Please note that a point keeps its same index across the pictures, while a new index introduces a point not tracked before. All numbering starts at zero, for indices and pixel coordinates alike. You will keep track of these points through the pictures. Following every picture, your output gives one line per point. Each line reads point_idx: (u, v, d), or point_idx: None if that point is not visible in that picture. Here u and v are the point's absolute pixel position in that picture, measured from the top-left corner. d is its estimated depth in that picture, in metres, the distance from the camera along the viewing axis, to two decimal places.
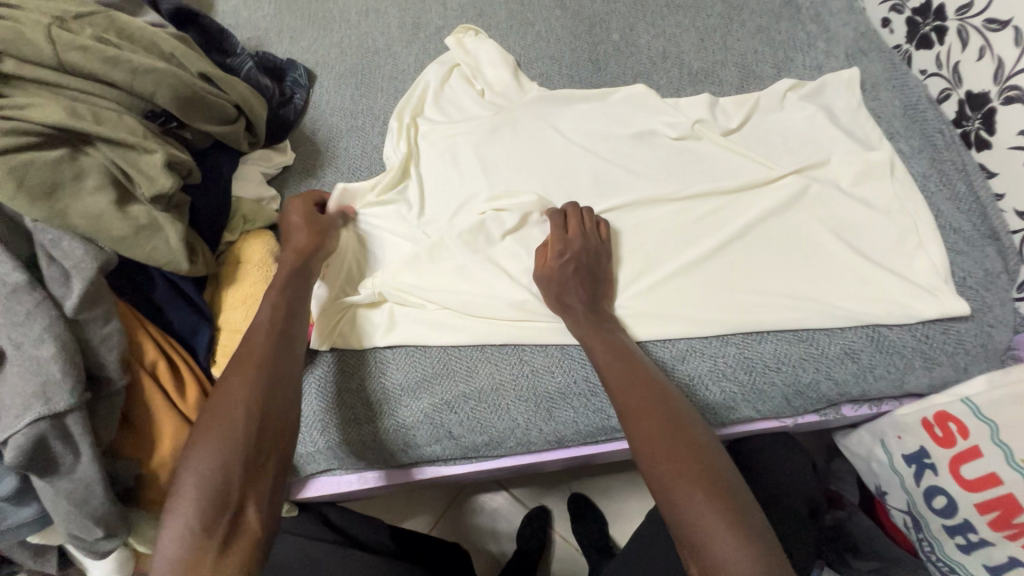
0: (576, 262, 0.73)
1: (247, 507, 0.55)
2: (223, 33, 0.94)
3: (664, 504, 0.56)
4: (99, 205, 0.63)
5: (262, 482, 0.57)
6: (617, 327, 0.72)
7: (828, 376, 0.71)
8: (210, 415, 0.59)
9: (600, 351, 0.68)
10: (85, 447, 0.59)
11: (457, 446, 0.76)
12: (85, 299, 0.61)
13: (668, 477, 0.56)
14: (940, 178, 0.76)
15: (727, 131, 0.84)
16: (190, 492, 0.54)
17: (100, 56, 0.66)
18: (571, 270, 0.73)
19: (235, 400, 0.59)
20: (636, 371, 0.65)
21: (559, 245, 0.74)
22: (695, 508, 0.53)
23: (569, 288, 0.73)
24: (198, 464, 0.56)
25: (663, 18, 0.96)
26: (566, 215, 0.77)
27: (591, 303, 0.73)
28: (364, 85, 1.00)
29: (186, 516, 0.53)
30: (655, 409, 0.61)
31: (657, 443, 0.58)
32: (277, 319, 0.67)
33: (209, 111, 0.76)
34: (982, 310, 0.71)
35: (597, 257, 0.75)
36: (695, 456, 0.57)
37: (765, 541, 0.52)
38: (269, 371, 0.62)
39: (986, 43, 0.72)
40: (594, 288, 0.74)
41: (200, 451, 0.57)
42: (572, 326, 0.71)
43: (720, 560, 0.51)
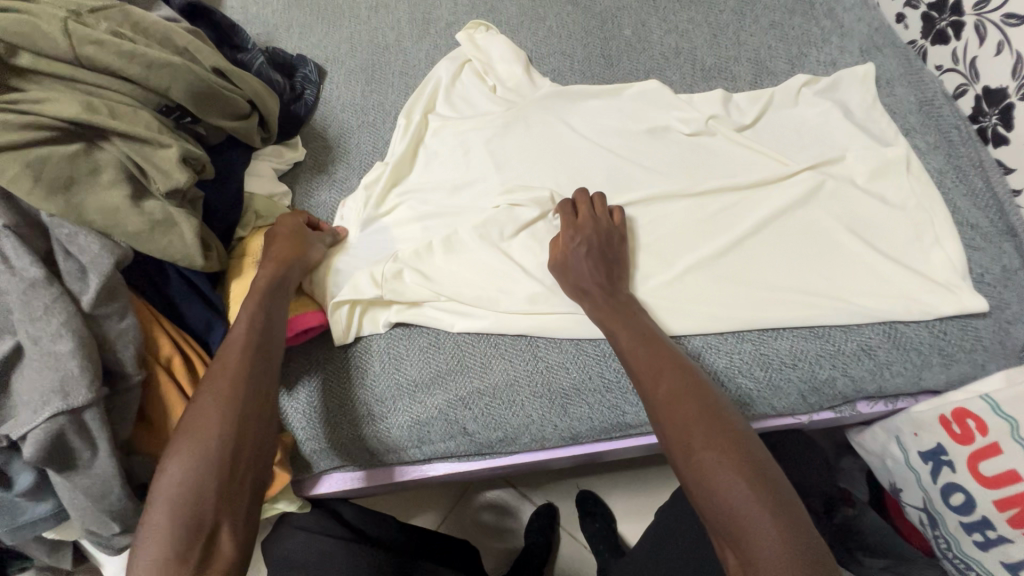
0: (592, 245, 0.73)
1: (219, 532, 0.55)
2: (234, 27, 0.93)
3: (701, 494, 0.55)
4: (114, 200, 0.63)
5: (233, 506, 0.56)
6: (637, 309, 0.72)
7: (845, 373, 0.71)
8: (181, 438, 0.58)
9: (623, 337, 0.67)
10: (103, 442, 0.59)
11: (471, 443, 0.76)
12: (101, 295, 0.61)
13: (706, 466, 0.55)
14: (956, 174, 0.76)
15: (741, 127, 0.84)
16: (163, 517, 0.54)
17: (116, 50, 0.65)
18: (586, 254, 0.72)
19: (211, 426, 0.58)
20: (666, 361, 0.64)
21: (570, 231, 0.74)
22: (734, 496, 0.53)
23: (584, 272, 0.72)
24: (171, 489, 0.55)
25: (675, 14, 0.96)
26: (578, 208, 0.77)
27: (609, 280, 0.72)
28: (374, 81, 1.00)
29: (158, 542, 0.53)
30: (687, 401, 0.60)
31: (692, 432, 0.58)
32: (254, 333, 0.66)
33: (223, 107, 0.75)
34: (1000, 307, 0.70)
35: (611, 240, 0.75)
36: (729, 443, 0.56)
37: (806, 528, 0.51)
38: (246, 390, 0.61)
39: (1004, 38, 0.71)
40: (612, 272, 0.73)
41: (171, 476, 0.56)
42: (591, 313, 0.71)
43: (763, 550, 0.50)
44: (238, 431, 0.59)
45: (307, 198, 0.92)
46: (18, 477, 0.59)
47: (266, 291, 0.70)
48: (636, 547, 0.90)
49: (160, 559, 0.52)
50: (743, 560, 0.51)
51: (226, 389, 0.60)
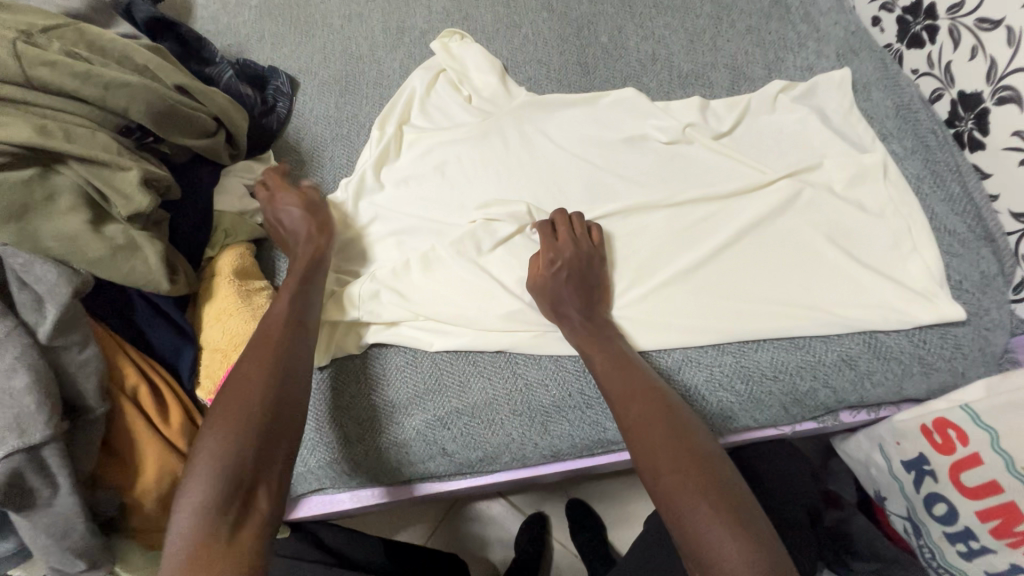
0: (572, 268, 0.72)
1: (259, 491, 0.55)
2: (201, 41, 0.91)
3: (669, 520, 0.55)
4: (73, 226, 0.61)
5: (271, 465, 0.57)
6: (614, 333, 0.71)
7: (825, 384, 0.70)
8: (226, 397, 0.59)
9: (599, 359, 0.67)
10: (64, 479, 0.57)
11: (451, 463, 0.75)
12: (59, 326, 0.59)
13: (673, 492, 0.55)
14: (934, 179, 0.75)
15: (719, 134, 0.83)
16: (206, 470, 0.54)
17: (70, 71, 0.63)
18: (566, 278, 0.71)
19: (254, 386, 0.60)
20: (639, 379, 0.64)
21: (550, 254, 0.72)
22: (698, 518, 0.53)
23: (564, 298, 0.71)
24: (213, 446, 0.56)
25: (651, 20, 0.94)
26: (553, 223, 0.76)
27: (587, 303, 0.72)
28: (348, 92, 0.98)
29: (200, 495, 0.53)
30: (658, 421, 0.60)
31: (662, 457, 0.57)
32: (298, 306, 0.69)
33: (187, 125, 0.73)
34: (979, 313, 0.70)
35: (591, 263, 0.73)
36: (698, 463, 0.56)
37: (771, 550, 0.51)
38: (291, 357, 0.64)
39: (978, 43, 0.71)
40: (589, 295, 0.72)
41: (213, 433, 0.57)
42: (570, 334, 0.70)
43: (726, 570, 0.50)
44: (278, 393, 0.60)
45: None
46: None
47: (309, 265, 0.73)
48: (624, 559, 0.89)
49: (196, 513, 0.52)
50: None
51: (269, 358, 0.62)
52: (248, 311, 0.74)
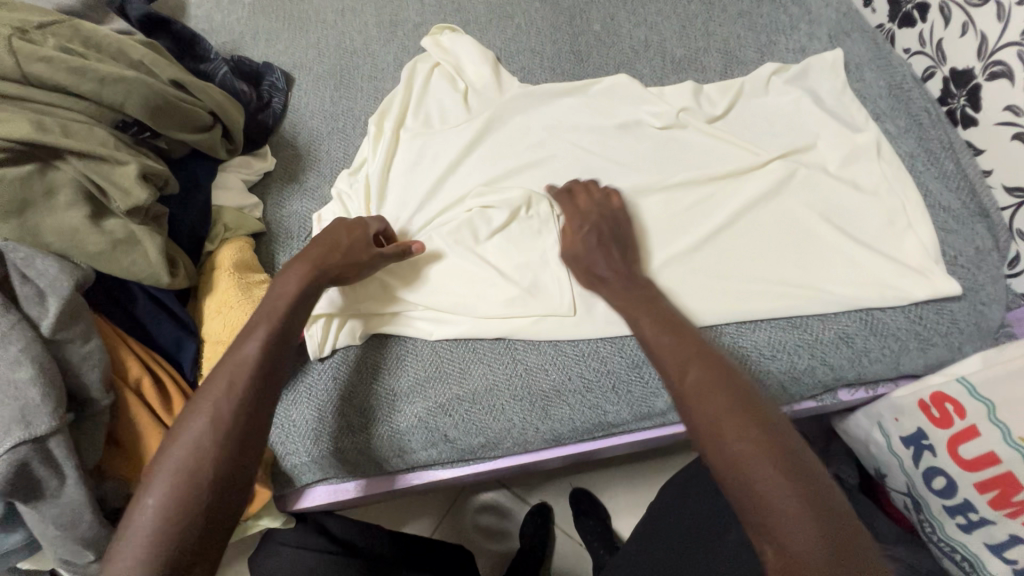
0: (598, 230, 0.73)
1: (194, 564, 0.52)
2: (195, 38, 0.91)
3: (733, 490, 0.52)
4: (72, 221, 0.62)
5: (208, 547, 0.53)
6: (659, 294, 0.70)
7: (823, 362, 0.71)
8: (176, 449, 0.56)
9: (649, 324, 0.65)
10: (70, 470, 0.58)
11: (453, 450, 0.75)
12: (62, 319, 0.59)
13: (740, 460, 0.52)
14: (928, 157, 0.76)
15: (712, 118, 0.83)
16: (143, 533, 0.52)
17: (65, 67, 0.64)
18: (591, 238, 0.73)
19: (205, 446, 0.55)
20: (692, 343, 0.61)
21: (577, 218, 0.75)
22: (760, 475, 0.51)
23: (598, 259, 0.72)
24: (156, 505, 0.53)
25: (643, 6, 0.95)
26: (573, 193, 0.78)
27: (619, 262, 0.72)
28: (343, 86, 0.98)
29: (134, 559, 0.51)
30: (715, 381, 0.57)
31: (726, 424, 0.54)
32: (269, 352, 0.62)
33: (183, 119, 0.74)
34: (975, 288, 0.70)
35: (619, 224, 0.75)
36: (760, 420, 0.54)
37: (845, 526, 0.49)
38: (250, 419, 0.58)
39: (968, 19, 0.71)
40: (624, 255, 0.73)
41: (159, 489, 0.54)
42: (607, 291, 0.70)
43: (798, 543, 0.47)
44: (230, 454, 0.56)
45: (279, 208, 0.90)
46: None
47: (290, 308, 0.65)
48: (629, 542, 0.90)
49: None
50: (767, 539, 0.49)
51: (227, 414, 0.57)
52: (249, 303, 0.75)
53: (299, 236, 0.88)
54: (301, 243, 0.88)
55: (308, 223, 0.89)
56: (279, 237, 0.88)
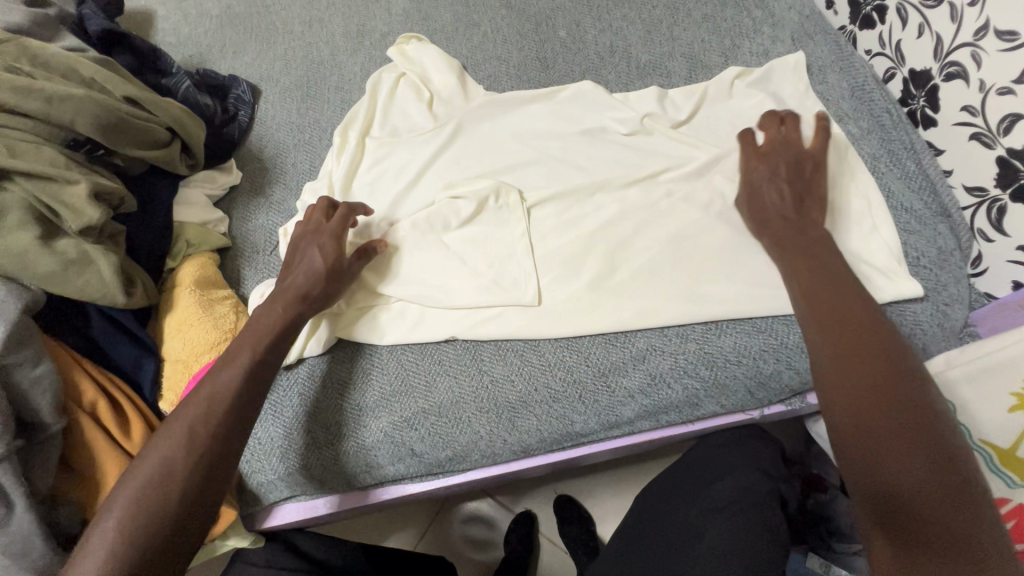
0: (786, 175, 0.70)
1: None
2: (157, 52, 0.90)
3: (869, 473, 0.54)
4: (22, 242, 0.62)
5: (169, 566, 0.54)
6: (828, 250, 0.66)
7: (789, 366, 0.70)
8: (144, 466, 0.57)
9: (801, 288, 0.64)
10: (19, 498, 0.57)
11: (421, 464, 0.74)
12: (10, 343, 0.58)
13: (878, 448, 0.54)
14: (890, 158, 0.76)
15: (677, 122, 0.83)
16: (102, 551, 0.52)
17: (10, 86, 0.63)
18: (774, 181, 0.70)
19: (173, 465, 0.57)
20: (853, 309, 0.61)
21: (759, 164, 0.72)
22: (891, 437, 0.54)
23: (772, 207, 0.69)
24: (119, 522, 0.53)
25: (608, 12, 0.95)
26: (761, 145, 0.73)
27: (798, 208, 0.69)
28: (310, 97, 0.98)
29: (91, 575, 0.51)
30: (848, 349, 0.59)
31: (867, 409, 0.55)
32: (245, 383, 0.63)
33: (139, 136, 0.73)
34: (937, 289, 0.70)
35: (802, 167, 0.71)
36: (894, 391, 0.56)
37: (985, 516, 0.50)
38: (223, 450, 0.59)
39: (924, 20, 0.71)
40: (801, 198, 0.70)
41: (122, 505, 0.54)
42: (773, 232, 0.69)
43: (938, 527, 0.50)
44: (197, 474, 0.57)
45: (245, 222, 0.89)
46: None
47: (273, 333, 0.66)
48: (607, 549, 0.88)
49: None
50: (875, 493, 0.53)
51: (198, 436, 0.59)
52: (210, 320, 0.74)
53: (266, 250, 0.87)
54: (266, 258, 0.87)
55: (274, 236, 0.88)
56: (245, 252, 0.88)
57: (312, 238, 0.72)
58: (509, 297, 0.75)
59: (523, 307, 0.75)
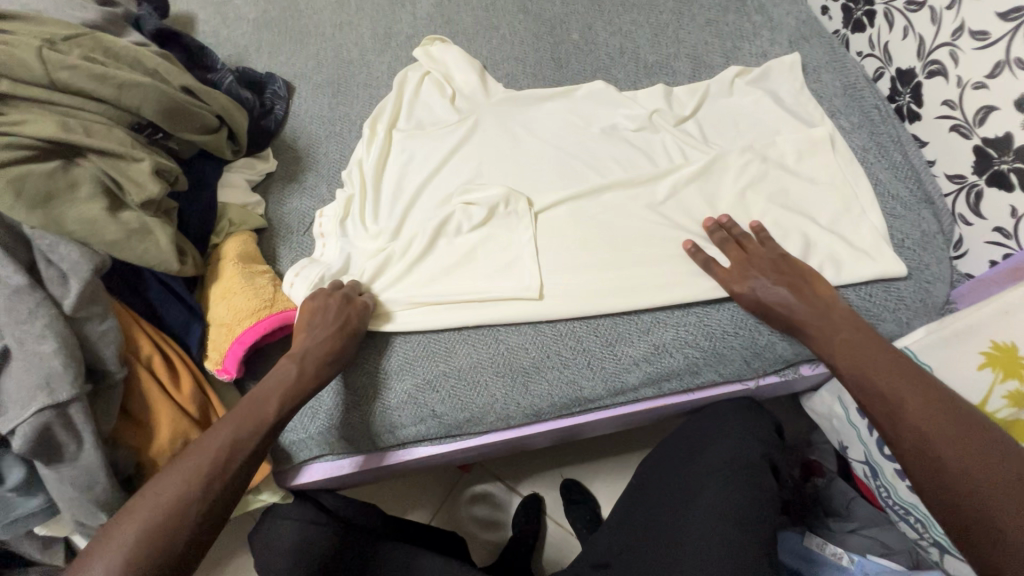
0: (782, 276, 0.73)
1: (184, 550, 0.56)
2: (203, 50, 0.99)
3: (962, 507, 0.53)
4: (93, 212, 0.68)
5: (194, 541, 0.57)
6: (855, 322, 0.69)
7: (782, 337, 0.77)
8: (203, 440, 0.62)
9: (833, 348, 0.67)
10: (88, 435, 0.63)
11: (440, 425, 0.80)
12: (82, 298, 0.65)
13: (961, 479, 0.53)
14: (878, 150, 0.82)
15: (681, 117, 0.90)
16: (150, 509, 0.56)
17: (88, 73, 0.71)
18: (762, 280, 0.73)
19: (223, 445, 0.62)
20: (860, 333, 0.67)
21: (747, 267, 0.75)
22: (944, 437, 0.56)
23: (773, 290, 0.72)
24: (172, 484, 0.58)
25: (619, 17, 1.02)
26: (741, 241, 0.78)
27: (800, 292, 0.72)
28: (340, 93, 1.06)
29: (134, 527, 0.55)
30: (876, 368, 0.63)
31: (940, 442, 0.56)
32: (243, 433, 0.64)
33: (192, 122, 0.80)
34: (920, 268, 0.76)
35: (784, 262, 0.75)
36: (960, 423, 0.57)
37: None
38: (212, 506, 0.58)
39: (908, 23, 0.78)
40: (795, 281, 0.73)
41: (177, 469, 0.59)
42: (796, 303, 0.71)
43: None
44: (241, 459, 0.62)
45: (280, 205, 0.96)
46: (9, 473, 0.63)
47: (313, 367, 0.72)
48: (612, 521, 0.91)
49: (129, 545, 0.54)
50: (945, 497, 0.54)
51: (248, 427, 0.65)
52: (251, 290, 0.81)
53: (300, 231, 0.94)
54: (299, 237, 0.94)
55: (308, 218, 0.95)
56: (280, 232, 0.95)
57: (340, 306, 0.77)
58: (516, 289, 0.81)
59: (525, 302, 0.80)
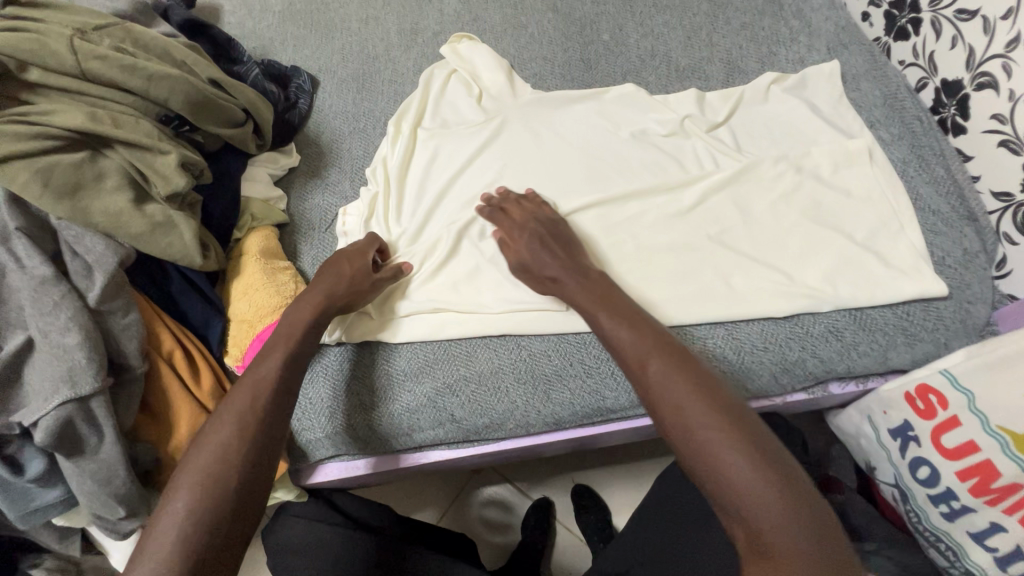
0: (627, 319, 0.65)
1: (248, 487, 0.57)
2: (231, 42, 0.98)
3: None
4: (118, 203, 0.68)
5: (260, 477, 0.58)
6: (673, 363, 0.60)
7: (814, 354, 0.74)
8: (230, 398, 0.62)
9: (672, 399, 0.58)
10: (109, 430, 0.63)
11: (458, 429, 0.79)
12: (106, 291, 0.65)
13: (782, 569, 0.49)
14: (919, 163, 0.79)
15: (714, 124, 0.87)
16: (204, 461, 0.57)
17: (118, 64, 0.70)
18: (530, 244, 0.76)
19: (256, 391, 0.62)
20: (685, 382, 0.58)
21: (516, 230, 0.78)
22: (775, 532, 0.50)
23: (546, 262, 0.74)
24: (214, 439, 0.58)
25: (651, 18, 1.00)
26: (506, 210, 0.81)
27: (652, 336, 0.63)
28: (365, 89, 1.04)
29: (190, 484, 0.55)
30: (750, 459, 0.53)
31: (783, 526, 0.50)
32: (288, 373, 0.65)
33: (219, 115, 0.80)
34: (961, 288, 0.73)
35: (557, 226, 0.79)
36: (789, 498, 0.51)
37: None
38: (257, 442, 0.59)
39: (957, 32, 0.75)
40: (641, 322, 0.65)
41: (215, 430, 0.59)
42: (645, 350, 0.61)
43: None
44: (274, 399, 0.62)
45: (302, 201, 0.95)
46: (30, 463, 0.63)
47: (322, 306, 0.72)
48: (625, 533, 0.89)
49: (190, 502, 0.54)
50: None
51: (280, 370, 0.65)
52: (274, 286, 0.80)
53: (322, 227, 0.93)
54: (320, 234, 0.93)
55: (331, 214, 0.94)
56: (302, 228, 0.94)
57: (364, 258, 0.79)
58: (540, 300, 0.79)
59: (549, 314, 0.79)
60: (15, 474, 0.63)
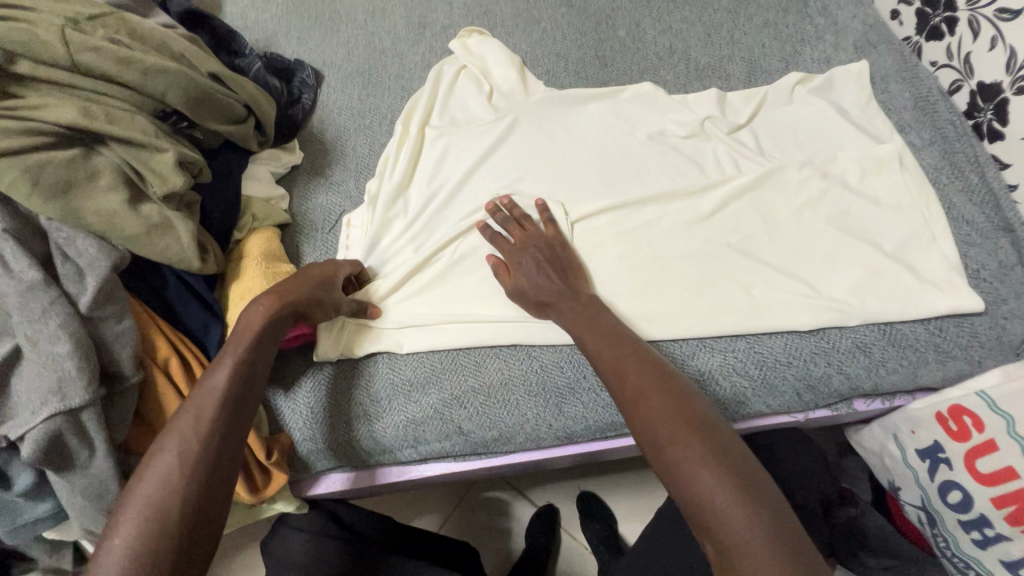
0: (611, 338, 0.65)
1: (193, 522, 0.52)
2: (232, 34, 0.94)
3: None
4: (112, 204, 0.64)
5: (206, 511, 0.53)
6: (657, 384, 0.59)
7: (840, 371, 0.70)
8: (180, 416, 0.57)
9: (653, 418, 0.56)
10: (100, 444, 0.60)
11: (465, 443, 0.76)
12: (98, 297, 0.62)
13: None
14: (951, 170, 0.76)
15: (735, 126, 0.84)
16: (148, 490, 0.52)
17: (112, 56, 0.67)
18: (529, 266, 0.73)
19: (205, 411, 0.57)
20: (667, 403, 0.56)
21: (515, 255, 0.75)
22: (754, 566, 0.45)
23: (539, 283, 0.72)
24: (158, 465, 0.53)
25: (670, 14, 0.96)
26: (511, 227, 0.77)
27: (637, 356, 0.62)
28: (371, 84, 1.01)
29: (133, 513, 0.51)
30: (731, 487, 0.49)
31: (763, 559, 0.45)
32: (237, 387, 0.59)
33: (219, 111, 0.76)
34: (996, 303, 0.70)
35: (557, 252, 0.75)
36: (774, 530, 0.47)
37: None
38: (200, 467, 0.54)
39: (997, 33, 0.71)
40: (626, 343, 0.64)
41: (160, 455, 0.54)
42: (627, 369, 0.60)
43: None
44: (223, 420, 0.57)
45: (305, 200, 0.92)
46: (17, 477, 0.60)
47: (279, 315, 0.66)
48: (636, 547, 0.87)
49: (130, 535, 0.50)
50: None
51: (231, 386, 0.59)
52: None
53: (324, 228, 0.90)
54: (323, 236, 0.89)
55: (334, 215, 0.91)
56: (304, 229, 0.90)
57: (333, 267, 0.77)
58: None
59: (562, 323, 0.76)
60: (4, 488, 0.60)
